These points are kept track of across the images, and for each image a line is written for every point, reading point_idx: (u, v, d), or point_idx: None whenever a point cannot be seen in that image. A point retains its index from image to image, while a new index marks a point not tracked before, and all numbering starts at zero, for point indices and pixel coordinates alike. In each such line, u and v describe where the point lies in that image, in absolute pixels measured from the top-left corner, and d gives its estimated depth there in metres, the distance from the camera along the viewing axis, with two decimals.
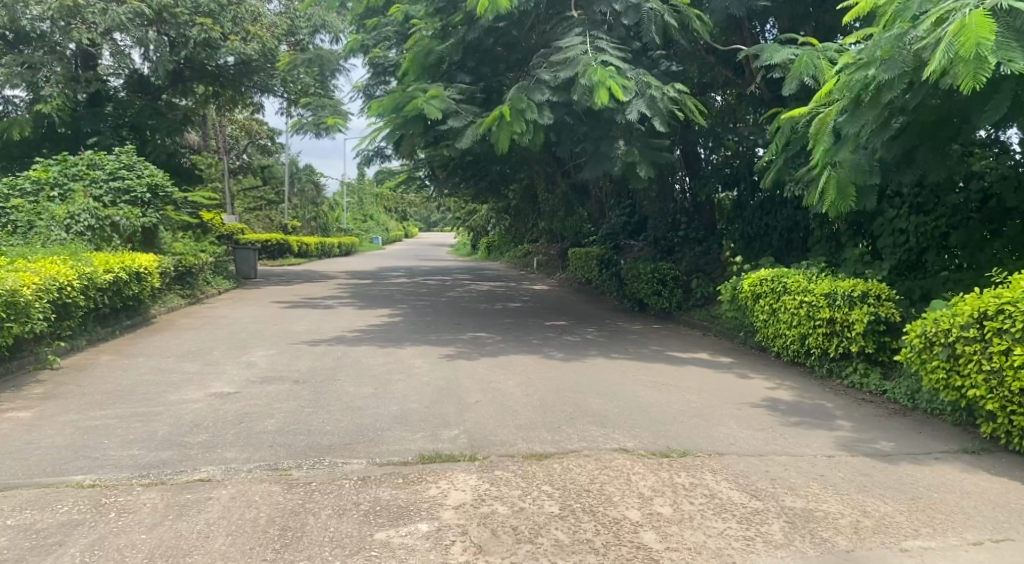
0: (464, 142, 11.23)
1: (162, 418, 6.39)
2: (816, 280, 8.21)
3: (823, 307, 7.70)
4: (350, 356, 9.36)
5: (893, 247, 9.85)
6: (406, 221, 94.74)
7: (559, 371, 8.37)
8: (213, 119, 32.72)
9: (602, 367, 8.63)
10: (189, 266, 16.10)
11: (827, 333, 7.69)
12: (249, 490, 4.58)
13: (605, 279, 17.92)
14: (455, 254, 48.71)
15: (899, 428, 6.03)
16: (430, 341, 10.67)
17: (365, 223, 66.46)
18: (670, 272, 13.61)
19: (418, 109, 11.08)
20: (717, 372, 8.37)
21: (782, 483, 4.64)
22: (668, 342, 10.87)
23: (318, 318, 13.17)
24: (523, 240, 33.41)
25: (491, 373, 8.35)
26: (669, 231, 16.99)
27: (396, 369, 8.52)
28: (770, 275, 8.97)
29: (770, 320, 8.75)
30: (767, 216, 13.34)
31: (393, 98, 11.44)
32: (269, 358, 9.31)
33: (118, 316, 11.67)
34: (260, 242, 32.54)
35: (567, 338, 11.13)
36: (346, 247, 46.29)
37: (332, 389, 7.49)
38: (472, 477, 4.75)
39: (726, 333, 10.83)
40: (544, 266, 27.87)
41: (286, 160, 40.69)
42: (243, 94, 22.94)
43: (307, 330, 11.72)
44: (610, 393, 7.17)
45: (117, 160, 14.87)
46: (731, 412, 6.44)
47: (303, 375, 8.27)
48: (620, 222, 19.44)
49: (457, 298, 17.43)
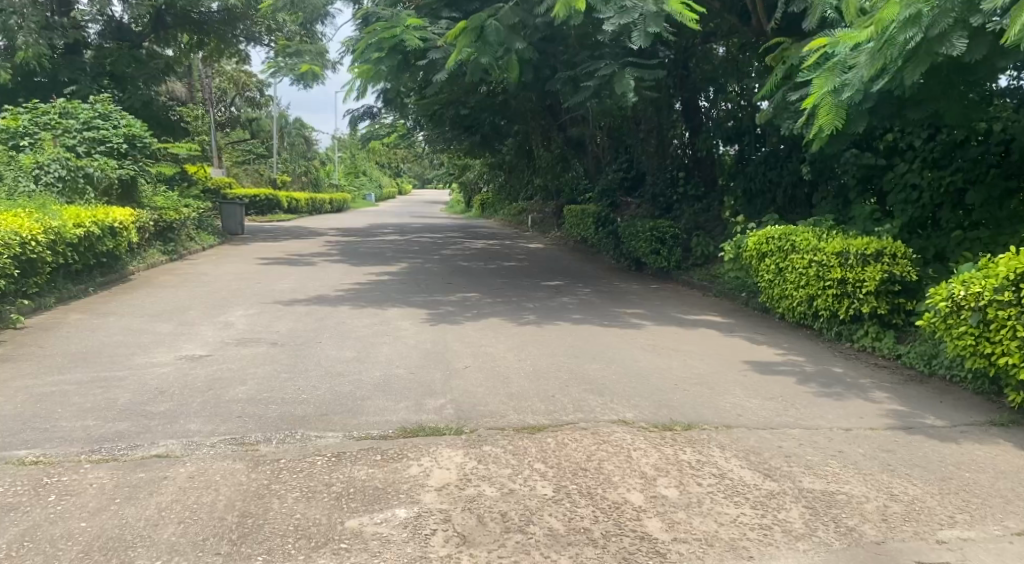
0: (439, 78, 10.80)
1: (125, 384, 5.92)
2: (826, 238, 7.69)
3: (834, 267, 7.11)
4: (334, 317, 8.89)
5: (903, 204, 9.28)
6: (399, 177, 93.42)
7: (553, 335, 7.92)
8: (199, 69, 31.66)
9: (600, 331, 8.19)
10: (171, 221, 15.52)
11: (836, 294, 7.15)
12: (210, 469, 4.13)
13: (601, 238, 17.35)
14: (449, 211, 47.92)
15: (919, 397, 5.61)
16: (420, 301, 10.22)
17: (357, 180, 65.45)
18: (670, 229, 13.08)
19: (395, 37, 10.82)
20: (720, 335, 7.93)
21: (797, 461, 4.22)
22: (667, 302, 10.44)
23: (304, 276, 12.66)
24: (518, 197, 32.75)
25: (483, 336, 7.90)
26: (667, 188, 15.99)
27: (382, 332, 8.06)
28: (775, 233, 8.47)
29: (776, 279, 8.26)
30: (771, 172, 12.72)
31: (370, 33, 11.08)
32: (249, 319, 8.83)
33: (92, 273, 11.12)
34: (247, 198, 31.78)
35: (563, 299, 10.68)
36: (337, 203, 45.51)
37: (312, 353, 7.03)
38: (457, 454, 4.32)
39: (727, 294, 10.38)
40: (539, 224, 27.28)
41: (275, 113, 39.65)
42: (227, 42, 22.05)
43: (292, 289, 11.22)
44: (608, 358, 6.73)
45: (91, 109, 14.15)
46: (736, 379, 6.02)
47: (282, 338, 7.80)
48: (616, 178, 18.54)
49: (450, 256, 16.93)
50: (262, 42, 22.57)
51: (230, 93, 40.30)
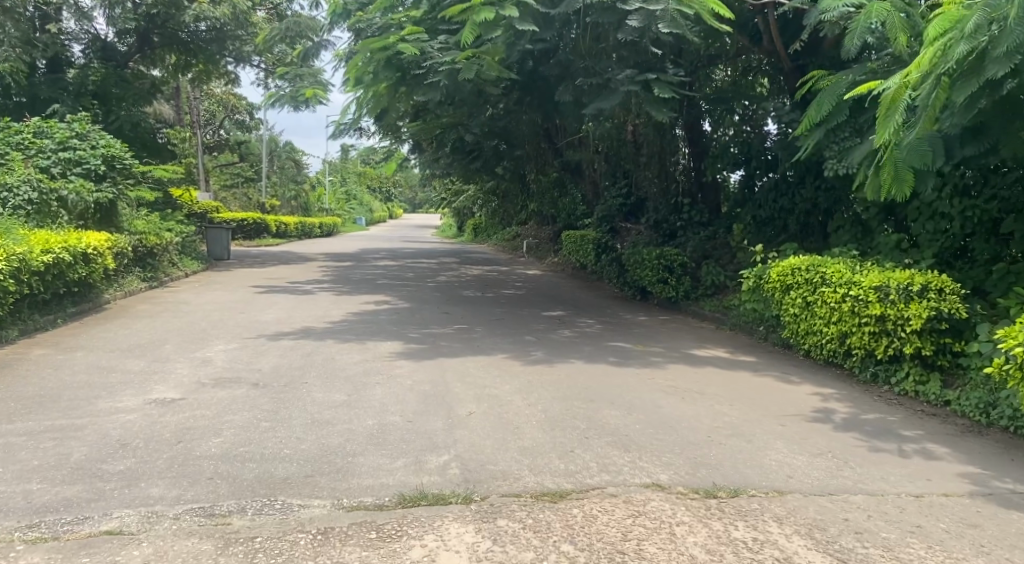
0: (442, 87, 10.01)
1: (83, 435, 5.19)
2: (860, 271, 7.09)
3: (873, 303, 6.47)
4: (322, 353, 8.19)
5: (934, 235, 8.71)
6: (391, 201, 92.96)
7: (562, 375, 7.26)
8: (188, 90, 31.11)
9: (613, 370, 7.52)
10: (151, 247, 14.80)
11: (874, 332, 6.55)
12: (170, 551, 3.42)
13: (602, 265, 16.76)
14: (440, 236, 47.33)
15: (984, 451, 4.97)
16: (415, 334, 9.54)
17: (347, 204, 64.94)
18: (677, 257, 12.49)
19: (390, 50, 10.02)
20: (745, 376, 7.28)
21: (872, 540, 3.55)
22: (678, 337, 9.82)
23: (290, 305, 11.95)
24: (512, 222, 32.25)
25: (486, 375, 7.21)
26: (670, 214, 15.42)
27: (376, 370, 7.36)
28: (802, 265, 7.88)
29: (804, 315, 7.65)
30: (782, 199, 12.22)
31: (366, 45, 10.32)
32: (229, 355, 8.11)
33: (62, 302, 10.38)
34: (234, 221, 31.08)
35: (568, 332, 10.03)
36: (326, 227, 44.93)
37: (296, 396, 6.32)
38: (468, 531, 3.62)
39: (742, 328, 9.78)
40: (533, 250, 26.74)
41: (264, 135, 39.09)
42: (216, 63, 21.50)
43: (277, 320, 10.50)
44: (627, 404, 6.07)
45: (68, 129, 13.52)
46: (774, 431, 5.37)
47: (265, 377, 7.09)
48: (614, 204, 17.77)
49: (444, 283, 16.28)
50: (252, 63, 22.00)
51: (220, 116, 39.74)
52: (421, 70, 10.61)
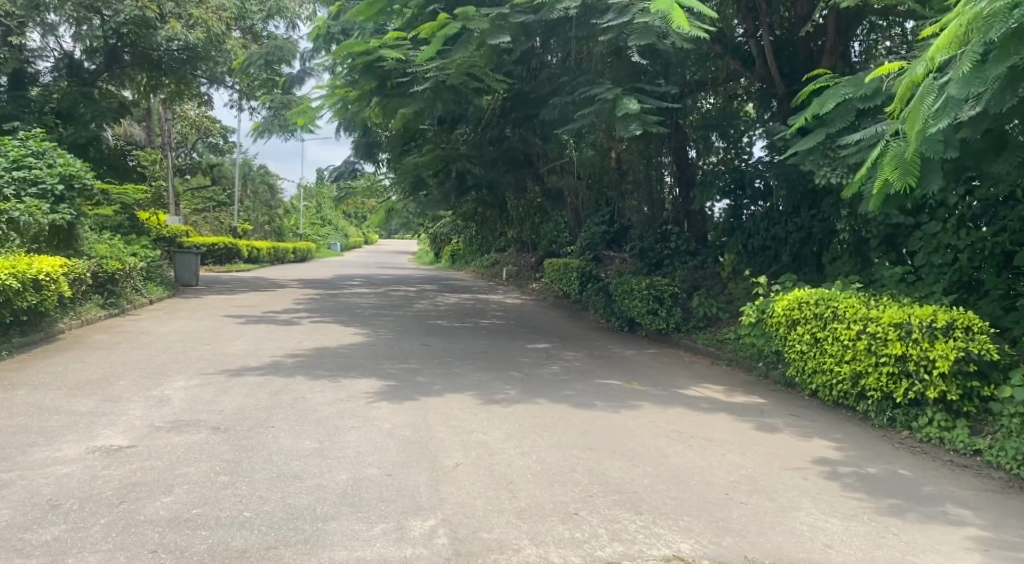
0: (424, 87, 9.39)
1: (8, 494, 4.46)
2: (875, 306, 6.71)
3: (892, 342, 6.08)
4: (291, 391, 7.51)
5: (939, 268, 8.38)
6: (366, 227, 92.36)
7: (555, 417, 6.66)
8: (160, 112, 30.45)
9: (609, 412, 6.94)
10: (113, 272, 14.00)
11: (892, 373, 6.15)
12: None
13: (586, 295, 16.27)
14: (418, 261, 46.69)
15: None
16: (394, 370, 8.89)
17: (322, 228, 64.12)
18: (667, 288, 12.06)
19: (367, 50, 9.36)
20: (753, 420, 6.75)
21: None
22: (673, 373, 9.29)
23: (259, 336, 11.24)
24: (490, 248, 31.78)
25: (471, 417, 6.59)
26: (658, 243, 14.97)
27: (350, 412, 6.69)
28: (809, 299, 7.49)
29: (812, 352, 7.24)
30: (775, 228, 11.93)
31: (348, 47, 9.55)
32: (188, 393, 7.39)
33: (8, 332, 9.57)
34: (204, 246, 30.15)
35: (556, 367, 9.45)
36: (300, 252, 44.10)
37: (260, 443, 5.64)
38: None
39: (741, 363, 9.31)
40: (514, 277, 26.26)
41: (238, 158, 38.32)
42: (189, 82, 20.86)
43: (243, 353, 9.78)
44: (631, 453, 5.49)
45: (23, 146, 12.76)
46: (798, 487, 4.82)
47: (228, 420, 6.39)
48: (597, 232, 17.70)
49: (422, 312, 15.65)
50: (226, 84, 21.33)
51: (191, 138, 38.90)
52: (404, 78, 9.97)
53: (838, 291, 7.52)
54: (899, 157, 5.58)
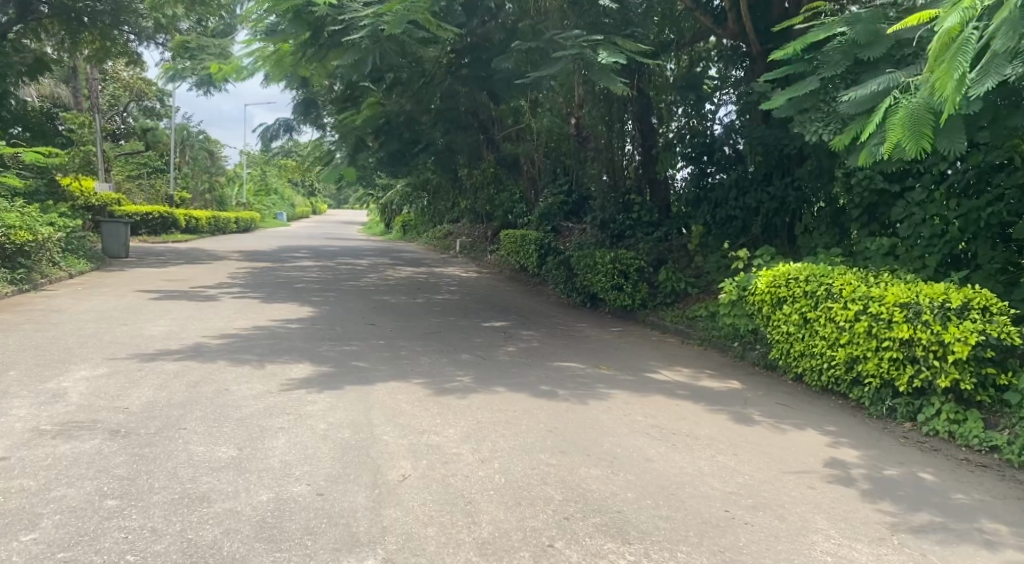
0: (360, 36, 8.33)
1: None
2: (874, 284, 6.16)
3: (899, 325, 5.53)
4: (213, 382, 6.48)
5: (928, 241, 7.87)
6: (314, 196, 89.57)
7: (516, 411, 5.83)
8: (86, 71, 28.08)
9: (578, 403, 6.14)
10: (22, 243, 12.51)
11: (896, 358, 5.64)
12: None
13: (545, 269, 15.48)
14: (368, 233, 45.25)
15: None
16: (334, 354, 7.93)
17: (268, 198, 61.77)
18: (633, 261, 11.32)
19: None
20: (734, 412, 6.06)
21: None
22: (641, 354, 8.59)
23: (185, 316, 10.02)
24: (443, 219, 30.75)
25: (423, 413, 5.69)
26: (620, 215, 13.99)
27: (279, 409, 5.71)
28: (798, 275, 6.87)
29: (801, 334, 6.68)
30: (746, 197, 11.31)
31: None
32: (90, 384, 6.23)
33: None
34: (137, 215, 28.22)
35: (514, 349, 8.63)
36: (242, 222, 42.13)
37: (164, 451, 4.61)
38: None
39: (715, 344, 8.67)
40: (467, 249, 25.32)
41: (174, 123, 36.11)
42: (114, 37, 19.07)
43: (164, 336, 8.59)
44: (608, 458, 4.72)
45: None
46: (803, 501, 4.13)
47: (132, 418, 5.33)
48: (555, 201, 16.79)
49: (369, 287, 14.57)
50: (157, 42, 19.53)
51: (123, 99, 36.42)
52: (339, 25, 8.83)
53: (827, 266, 6.95)
54: (913, 114, 4.72)
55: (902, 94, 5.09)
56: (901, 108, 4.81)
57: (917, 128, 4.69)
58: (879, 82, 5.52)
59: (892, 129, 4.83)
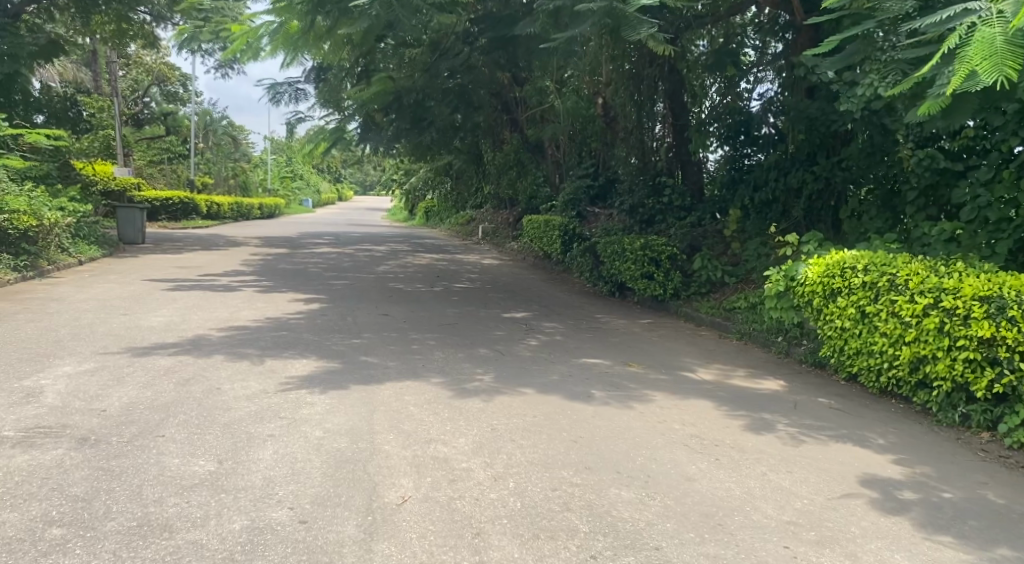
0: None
1: None
2: (945, 274, 5.41)
3: (979, 322, 4.78)
4: (206, 380, 5.92)
5: (996, 225, 7.05)
6: (338, 182, 89.39)
7: (537, 416, 5.18)
8: (106, 55, 27.73)
9: (606, 407, 5.49)
10: (28, 229, 12.11)
11: (972, 359, 4.91)
12: None
13: (570, 257, 14.81)
14: (392, 219, 44.87)
15: None
16: (341, 348, 7.35)
17: (293, 185, 61.72)
18: (665, 248, 10.60)
19: None
20: (785, 419, 5.35)
21: None
22: (674, 349, 7.89)
23: (188, 306, 9.51)
24: (467, 205, 30.17)
25: (431, 418, 5.08)
26: (649, 198, 13.27)
27: (273, 412, 5.13)
28: (853, 264, 6.13)
29: (856, 330, 5.95)
30: (786, 179, 10.50)
31: None
32: (71, 382, 5.70)
33: None
34: (157, 201, 28.02)
35: (536, 343, 7.98)
36: (265, 208, 41.96)
37: (134, 465, 4.04)
38: None
39: (756, 340, 7.94)
40: (491, 236, 24.72)
41: (196, 108, 35.85)
42: (128, 17, 18.58)
43: (162, 327, 8.07)
44: (643, 479, 4.05)
45: None
46: (876, 537, 3.44)
47: (107, 422, 4.78)
48: (580, 185, 16.03)
49: (385, 275, 13.98)
50: (172, 22, 19.00)
51: (146, 84, 36.25)
52: None
53: (888, 254, 6.19)
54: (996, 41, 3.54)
55: (981, 19, 3.90)
56: (981, 36, 3.64)
57: (1004, 57, 3.49)
58: (952, 12, 4.37)
59: (964, 59, 3.67)
